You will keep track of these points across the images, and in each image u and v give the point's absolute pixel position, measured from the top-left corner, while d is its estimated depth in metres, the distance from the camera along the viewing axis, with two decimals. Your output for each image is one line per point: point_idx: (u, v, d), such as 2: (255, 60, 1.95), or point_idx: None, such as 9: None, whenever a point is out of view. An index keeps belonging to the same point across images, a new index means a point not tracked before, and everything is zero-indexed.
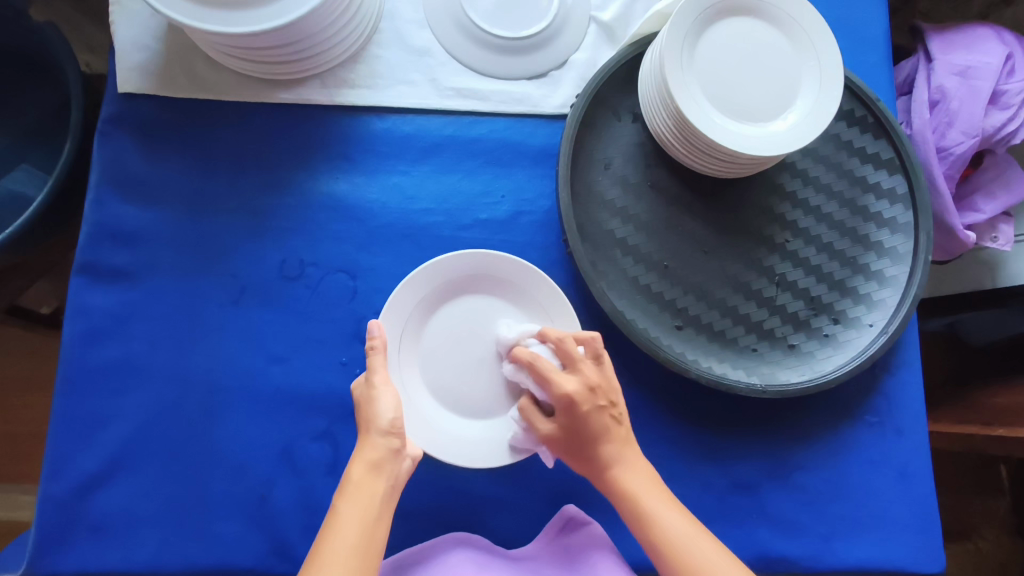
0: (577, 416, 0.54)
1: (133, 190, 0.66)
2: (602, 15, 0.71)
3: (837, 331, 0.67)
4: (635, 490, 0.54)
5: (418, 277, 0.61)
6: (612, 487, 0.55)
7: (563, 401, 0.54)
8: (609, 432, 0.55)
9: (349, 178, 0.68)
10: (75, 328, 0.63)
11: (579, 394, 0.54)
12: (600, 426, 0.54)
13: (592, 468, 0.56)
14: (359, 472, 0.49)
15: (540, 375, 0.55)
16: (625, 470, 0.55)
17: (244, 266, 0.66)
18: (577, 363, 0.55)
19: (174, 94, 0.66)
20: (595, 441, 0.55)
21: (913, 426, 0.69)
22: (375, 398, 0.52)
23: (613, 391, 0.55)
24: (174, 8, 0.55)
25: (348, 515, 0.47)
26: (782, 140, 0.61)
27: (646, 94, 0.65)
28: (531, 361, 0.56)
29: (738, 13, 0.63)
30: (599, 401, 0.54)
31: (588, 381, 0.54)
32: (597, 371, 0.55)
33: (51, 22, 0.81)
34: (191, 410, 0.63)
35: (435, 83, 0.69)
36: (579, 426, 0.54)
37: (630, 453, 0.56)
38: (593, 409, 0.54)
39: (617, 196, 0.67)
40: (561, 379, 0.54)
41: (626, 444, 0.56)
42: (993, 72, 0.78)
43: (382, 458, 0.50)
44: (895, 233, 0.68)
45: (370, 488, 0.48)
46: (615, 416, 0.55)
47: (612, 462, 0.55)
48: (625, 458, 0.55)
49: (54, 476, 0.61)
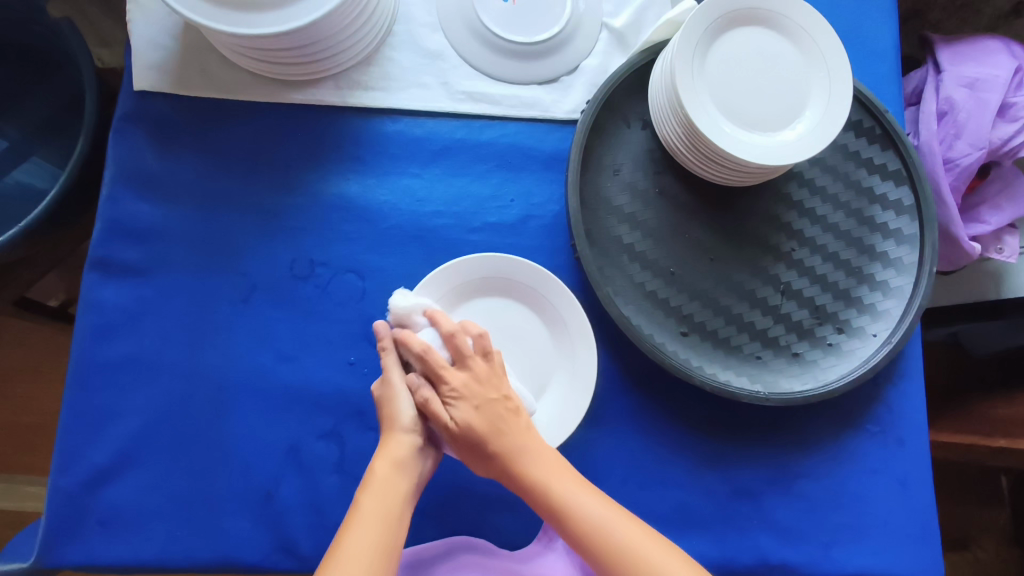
0: (471, 410, 0.51)
1: (146, 187, 0.66)
2: (614, 22, 0.72)
3: (841, 341, 0.67)
4: (540, 479, 0.52)
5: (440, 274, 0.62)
6: (512, 478, 0.52)
7: (456, 394, 0.52)
8: (504, 422, 0.52)
9: (360, 179, 0.69)
10: (87, 323, 0.64)
11: (469, 386, 0.52)
12: (494, 418, 0.52)
13: (491, 468, 0.53)
14: (382, 469, 0.50)
15: (434, 370, 0.52)
16: (526, 460, 0.52)
17: (255, 264, 0.66)
18: (467, 360, 0.53)
19: (189, 93, 0.67)
20: (489, 436, 0.51)
21: (915, 436, 0.69)
22: (398, 397, 0.53)
23: (503, 383, 0.54)
24: (191, 8, 0.56)
25: (372, 511, 0.48)
26: (790, 150, 0.62)
27: (656, 102, 0.66)
28: (422, 352, 0.53)
29: (749, 23, 0.63)
30: (492, 393, 0.52)
31: (477, 372, 0.53)
32: (488, 367, 0.54)
33: (67, 18, 0.81)
34: (200, 406, 0.64)
35: (447, 86, 0.70)
36: (476, 418, 0.51)
37: (532, 441, 0.53)
38: (486, 402, 0.52)
39: (625, 203, 0.67)
40: (451, 372, 0.52)
41: (528, 433, 0.53)
42: (1001, 85, 0.78)
43: (406, 457, 0.51)
44: (900, 244, 0.69)
45: (393, 485, 0.49)
46: (512, 409, 0.53)
47: (509, 454, 0.52)
48: (525, 450, 0.52)
49: (64, 469, 0.62)
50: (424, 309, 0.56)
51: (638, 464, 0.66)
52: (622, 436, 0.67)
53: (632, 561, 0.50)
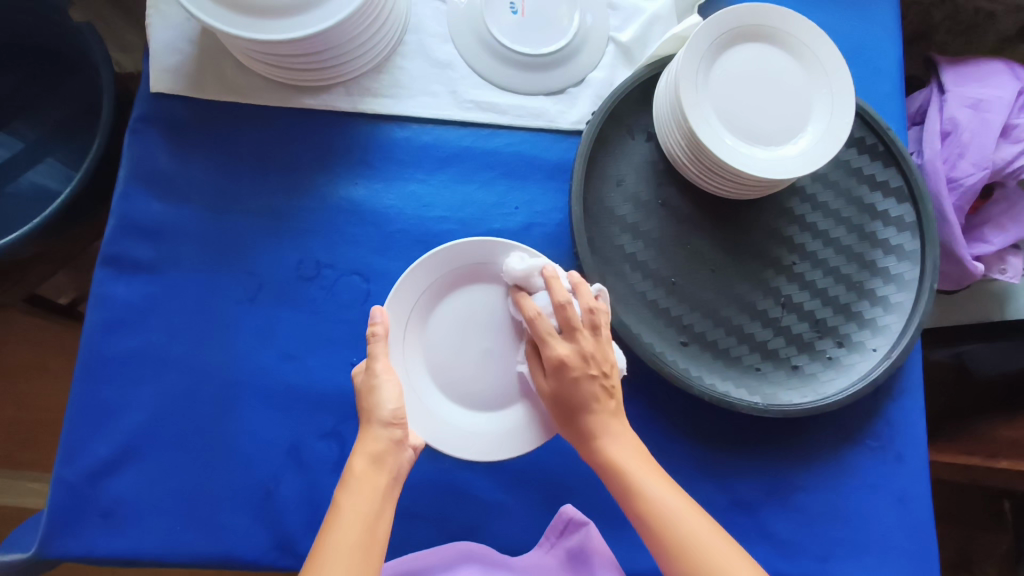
0: (565, 382, 0.53)
1: (159, 186, 0.68)
2: (621, 37, 0.73)
3: (841, 355, 0.67)
4: (620, 461, 0.52)
5: (424, 263, 0.61)
6: (592, 454, 0.54)
7: (554, 365, 0.53)
8: (598, 402, 0.53)
9: (367, 184, 0.70)
10: (96, 317, 0.65)
11: (571, 359, 0.53)
12: (588, 397, 0.53)
13: (577, 437, 0.55)
14: (360, 466, 0.49)
15: (539, 335, 0.54)
16: (607, 440, 0.53)
17: (262, 264, 0.67)
18: (575, 332, 0.53)
19: (204, 96, 0.69)
20: (581, 410, 0.53)
21: (914, 453, 0.69)
22: (377, 388, 0.52)
23: (604, 362, 0.54)
24: (210, 14, 0.58)
25: (351, 512, 0.47)
26: (792, 165, 0.63)
27: (660, 115, 0.67)
28: (533, 317, 0.54)
29: (753, 40, 0.64)
30: (592, 370, 0.53)
31: (583, 350, 0.53)
32: (595, 343, 0.54)
33: (88, 22, 0.83)
34: (204, 403, 0.65)
35: (455, 95, 0.71)
36: (566, 391, 0.53)
37: (618, 424, 0.54)
38: (585, 379, 0.53)
39: (628, 213, 0.68)
40: (557, 343, 0.53)
41: (616, 416, 0.54)
42: (1005, 106, 0.79)
43: (383, 451, 0.50)
44: (901, 260, 0.69)
45: (372, 482, 0.49)
46: (607, 389, 0.54)
47: (595, 432, 0.53)
48: (610, 430, 0.54)
49: (68, 461, 0.63)
50: (542, 269, 0.57)
51: None
52: None
53: (677, 541, 0.49)
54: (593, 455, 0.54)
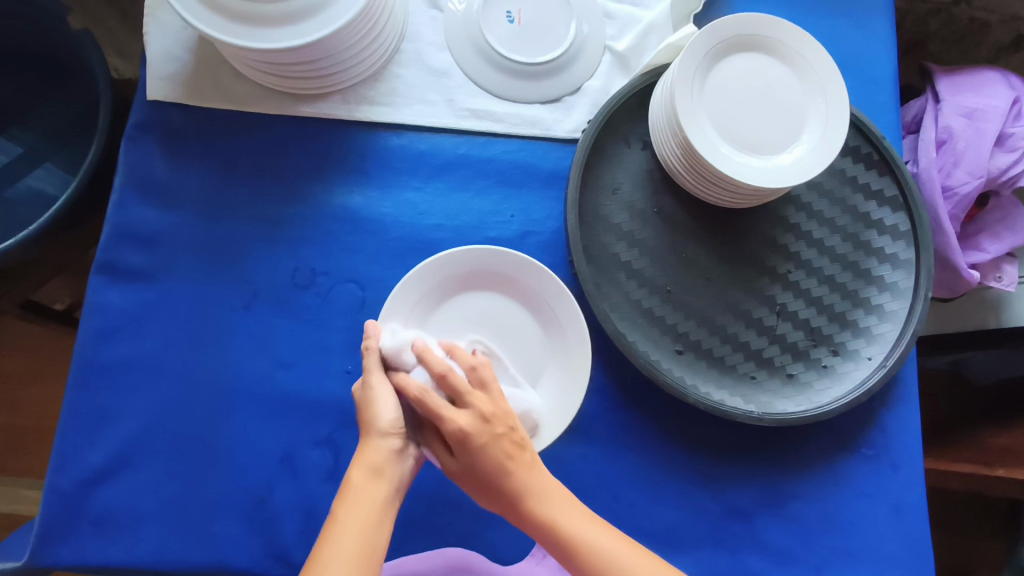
0: (473, 453, 0.50)
1: (154, 193, 0.68)
2: (617, 45, 0.74)
3: (836, 363, 0.67)
4: (543, 514, 0.51)
5: (429, 266, 0.62)
6: (521, 517, 0.51)
7: (457, 439, 0.50)
8: (511, 461, 0.51)
9: (363, 191, 0.70)
10: (91, 324, 0.65)
11: (473, 427, 0.50)
12: (499, 459, 0.51)
13: (501, 504, 0.52)
14: (359, 477, 0.49)
15: (432, 413, 0.51)
16: (532, 497, 0.51)
17: (258, 272, 0.67)
18: (465, 396, 0.52)
19: (200, 103, 0.69)
20: (496, 474, 0.51)
21: (910, 462, 0.69)
22: (375, 399, 0.52)
23: (506, 417, 0.53)
24: (212, 24, 0.58)
25: (349, 522, 0.47)
26: (786, 174, 0.63)
27: (655, 123, 0.67)
28: (418, 396, 0.52)
29: (748, 49, 0.65)
30: (496, 429, 0.51)
31: (480, 411, 0.51)
32: (488, 400, 0.53)
33: (86, 29, 0.83)
34: (198, 410, 0.65)
35: (452, 103, 0.71)
36: (476, 462, 0.51)
37: (537, 477, 0.52)
38: (491, 440, 0.51)
39: (623, 221, 0.68)
40: (452, 414, 0.50)
41: (533, 469, 0.52)
42: (1000, 115, 0.79)
43: (383, 462, 0.50)
44: (896, 269, 0.69)
45: (371, 493, 0.49)
46: (517, 441, 0.52)
47: (520, 493, 0.51)
48: (533, 483, 0.51)
49: (61, 469, 0.63)
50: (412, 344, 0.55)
51: (631, 481, 0.66)
52: (616, 452, 0.67)
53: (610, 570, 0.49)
54: (523, 521, 0.51)
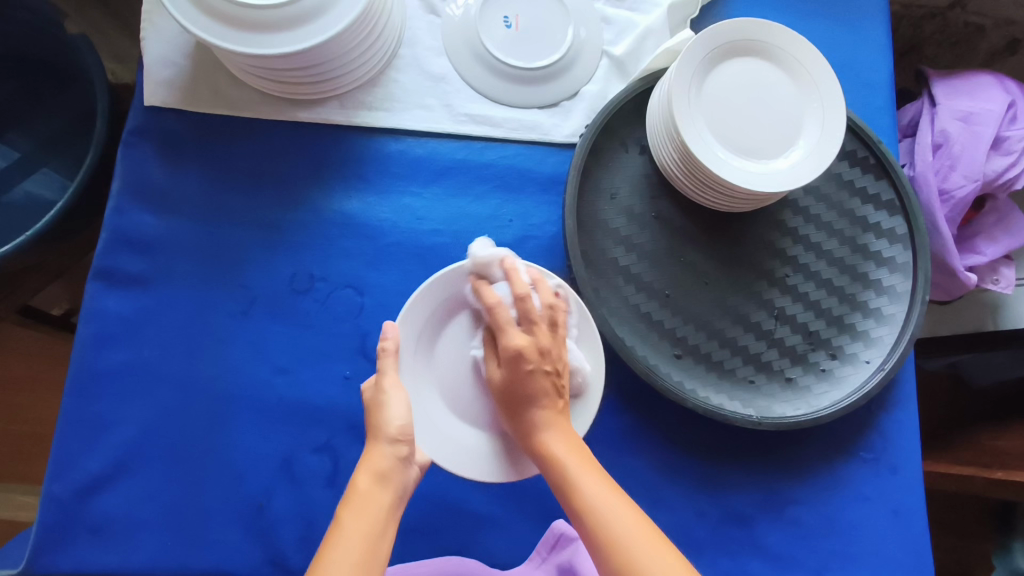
0: (518, 372, 0.51)
1: (151, 199, 0.68)
2: (614, 50, 0.74)
3: (834, 367, 0.68)
4: (562, 458, 0.50)
5: (444, 276, 0.59)
6: (537, 453, 0.51)
7: (509, 356, 0.51)
8: (543, 398, 0.52)
9: (361, 197, 0.70)
10: (88, 331, 0.65)
11: (528, 351, 0.51)
12: (534, 390, 0.51)
13: (522, 435, 0.52)
14: (364, 483, 0.48)
15: (499, 324, 0.53)
16: (551, 436, 0.51)
17: (256, 278, 0.67)
18: (533, 325, 0.52)
19: (197, 109, 0.69)
20: (528, 403, 0.52)
21: (909, 465, 0.69)
22: (385, 404, 0.52)
23: (558, 360, 0.53)
24: (217, 34, 0.58)
25: (352, 528, 0.46)
26: (784, 178, 0.63)
27: (652, 128, 0.67)
28: (493, 306, 0.53)
29: (744, 54, 0.65)
30: (546, 365, 0.52)
31: (540, 343, 0.52)
32: (550, 338, 0.53)
33: (83, 34, 0.83)
34: (196, 417, 0.64)
35: (449, 108, 0.72)
36: (516, 380, 0.52)
37: (563, 421, 0.52)
38: (537, 372, 0.51)
39: (622, 225, 0.69)
40: (515, 334, 0.52)
41: (562, 415, 0.52)
42: (995, 118, 0.79)
43: (388, 469, 0.49)
44: (894, 272, 0.69)
45: (376, 499, 0.47)
46: (557, 386, 0.53)
47: (540, 426, 0.51)
48: (556, 426, 0.52)
49: (57, 477, 0.62)
50: (502, 260, 0.58)
51: (631, 486, 0.66)
52: (616, 457, 0.67)
53: (604, 530, 0.45)
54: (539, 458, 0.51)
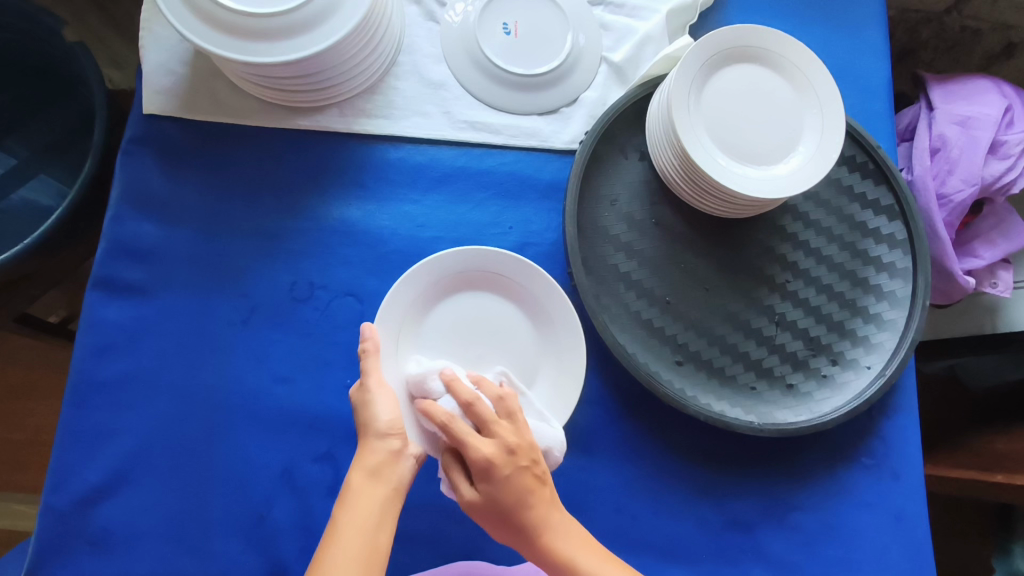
0: (497, 484, 0.50)
1: (151, 208, 0.68)
2: (613, 57, 0.74)
3: (835, 372, 0.68)
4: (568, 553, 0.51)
5: (418, 271, 0.62)
6: (538, 553, 0.51)
7: (481, 468, 0.50)
8: (531, 494, 0.51)
9: (361, 205, 0.70)
10: (87, 341, 0.65)
11: (498, 457, 0.50)
12: (521, 491, 0.50)
13: (517, 539, 0.52)
14: (358, 480, 0.49)
15: (458, 440, 0.50)
16: (551, 533, 0.51)
17: (255, 286, 0.67)
18: (492, 425, 0.51)
19: (196, 117, 0.69)
20: (517, 509, 0.50)
21: (910, 470, 0.69)
22: (372, 402, 0.53)
23: (529, 449, 0.52)
24: (219, 43, 0.58)
25: (349, 526, 0.47)
26: (783, 184, 0.63)
27: (652, 134, 0.67)
28: (446, 423, 0.51)
29: (743, 61, 0.65)
30: (522, 462, 0.51)
31: (507, 443, 0.51)
32: (512, 430, 0.52)
33: (81, 42, 0.83)
34: (196, 426, 0.64)
35: (449, 116, 0.72)
36: (500, 490, 0.50)
37: (556, 513, 0.52)
38: (514, 472, 0.50)
39: (622, 232, 0.69)
40: (478, 443, 0.50)
41: (552, 505, 0.52)
42: (992, 123, 0.79)
43: (381, 463, 0.50)
44: (894, 278, 0.69)
45: (370, 495, 0.49)
46: (538, 475, 0.52)
47: (537, 528, 0.51)
48: (551, 521, 0.52)
49: (57, 488, 0.62)
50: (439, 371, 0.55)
51: (633, 493, 0.66)
52: (618, 464, 0.67)
53: None
54: (540, 557, 0.51)
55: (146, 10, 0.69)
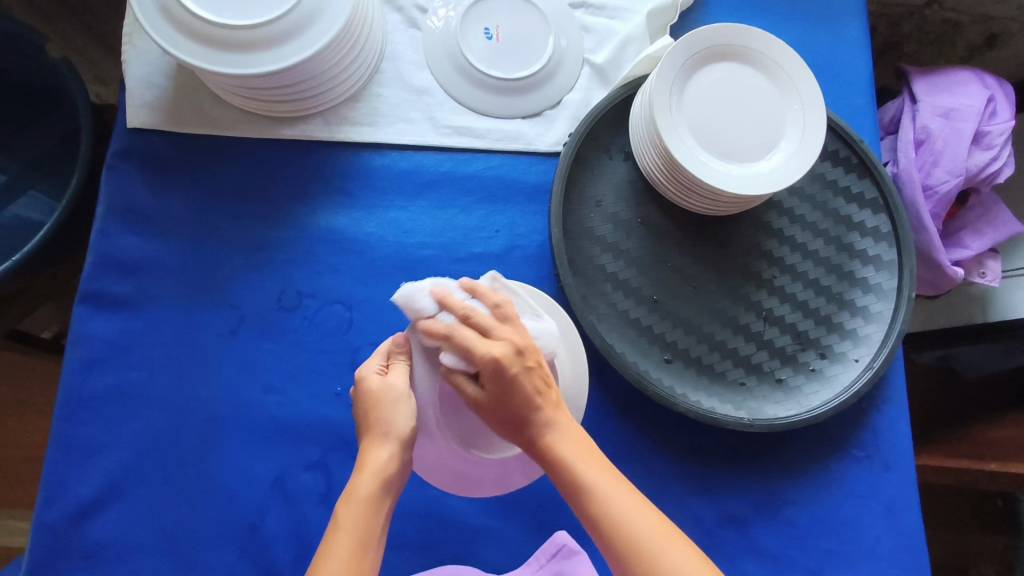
0: (506, 383, 0.47)
1: (137, 221, 0.68)
2: (596, 58, 0.74)
3: (824, 366, 0.68)
4: (567, 456, 0.48)
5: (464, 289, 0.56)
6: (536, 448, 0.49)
7: (490, 368, 0.47)
8: (540, 394, 0.49)
9: (348, 212, 0.70)
10: (77, 356, 0.65)
11: (506, 357, 0.47)
12: (530, 388, 0.48)
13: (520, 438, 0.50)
14: (367, 485, 0.47)
15: (466, 344, 0.48)
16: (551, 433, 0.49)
17: (244, 296, 0.67)
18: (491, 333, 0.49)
19: (180, 130, 0.69)
20: (523, 407, 0.48)
21: (901, 462, 0.69)
22: (401, 402, 0.50)
23: (535, 352, 0.50)
24: (206, 59, 0.59)
25: (351, 534, 0.45)
26: (766, 181, 0.63)
27: (636, 134, 0.67)
28: (465, 316, 0.49)
29: (724, 58, 0.65)
30: (527, 362, 0.48)
31: (515, 343, 0.48)
32: (515, 332, 0.50)
33: (66, 59, 0.84)
34: (188, 437, 0.64)
35: (434, 121, 0.72)
36: (506, 391, 0.48)
37: (562, 416, 0.50)
38: (523, 373, 0.48)
39: (608, 232, 0.69)
40: (484, 345, 0.48)
41: (559, 408, 0.50)
42: (976, 114, 0.79)
43: (392, 474, 0.48)
44: (880, 270, 0.70)
45: (377, 504, 0.47)
46: (545, 379, 0.50)
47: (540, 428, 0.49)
48: (556, 424, 0.49)
49: (48, 503, 0.62)
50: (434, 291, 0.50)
51: None
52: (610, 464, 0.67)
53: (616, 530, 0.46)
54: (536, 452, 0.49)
55: (128, 24, 0.69)
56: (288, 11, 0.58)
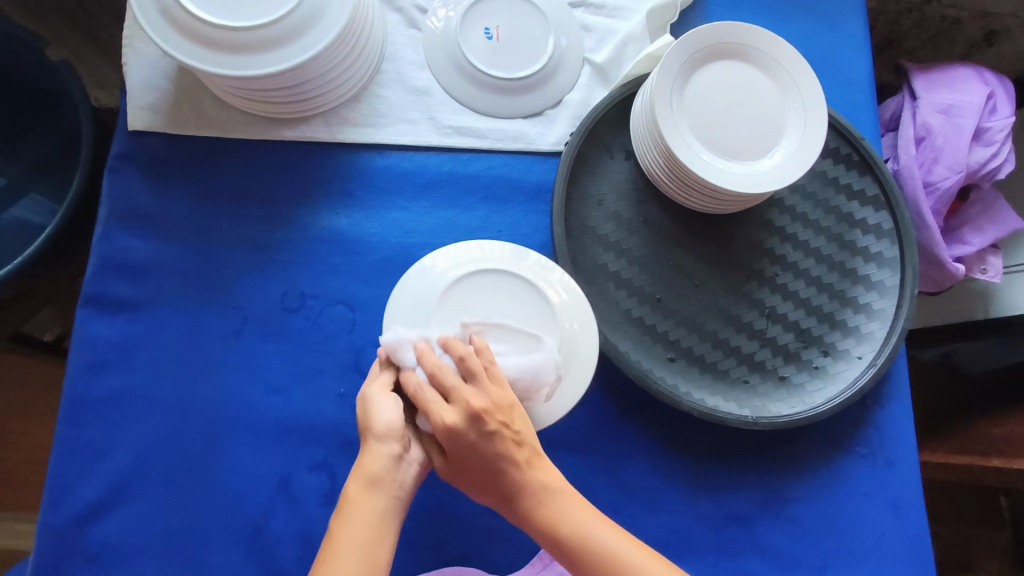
0: (465, 449, 0.50)
1: (139, 223, 0.68)
2: (596, 58, 0.75)
3: (827, 364, 0.68)
4: (547, 519, 0.50)
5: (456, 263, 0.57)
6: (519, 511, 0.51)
7: (446, 436, 0.49)
8: (505, 460, 0.50)
9: (349, 214, 0.70)
10: (80, 358, 0.65)
11: (459, 426, 0.49)
12: (494, 457, 0.50)
13: (501, 501, 0.52)
14: (357, 490, 0.48)
15: (423, 404, 0.50)
16: (528, 495, 0.51)
17: (246, 297, 0.67)
18: (453, 394, 0.50)
19: (182, 132, 0.69)
20: (495, 473, 0.50)
21: (905, 458, 0.69)
22: (381, 403, 0.50)
23: (502, 412, 0.50)
24: (206, 61, 0.59)
25: (346, 538, 0.46)
26: (767, 179, 0.63)
27: (637, 133, 0.67)
28: (431, 373, 0.50)
29: (724, 57, 0.65)
30: (486, 428, 0.49)
31: (469, 409, 0.49)
32: (479, 394, 0.50)
33: (66, 61, 0.84)
34: (192, 439, 0.64)
35: (434, 121, 0.72)
36: (471, 456, 0.50)
37: (536, 474, 0.51)
38: (481, 440, 0.49)
39: (610, 231, 0.69)
40: (441, 410, 0.49)
41: (531, 466, 0.51)
42: (975, 111, 0.80)
43: (381, 473, 0.48)
44: (882, 267, 0.70)
45: (369, 506, 0.48)
46: (513, 439, 0.50)
47: (517, 492, 0.51)
48: (530, 484, 0.50)
49: (52, 507, 0.62)
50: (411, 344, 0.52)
51: (630, 490, 0.66)
52: (614, 462, 0.67)
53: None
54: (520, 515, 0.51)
55: (127, 26, 0.69)
56: (288, 13, 0.58)
